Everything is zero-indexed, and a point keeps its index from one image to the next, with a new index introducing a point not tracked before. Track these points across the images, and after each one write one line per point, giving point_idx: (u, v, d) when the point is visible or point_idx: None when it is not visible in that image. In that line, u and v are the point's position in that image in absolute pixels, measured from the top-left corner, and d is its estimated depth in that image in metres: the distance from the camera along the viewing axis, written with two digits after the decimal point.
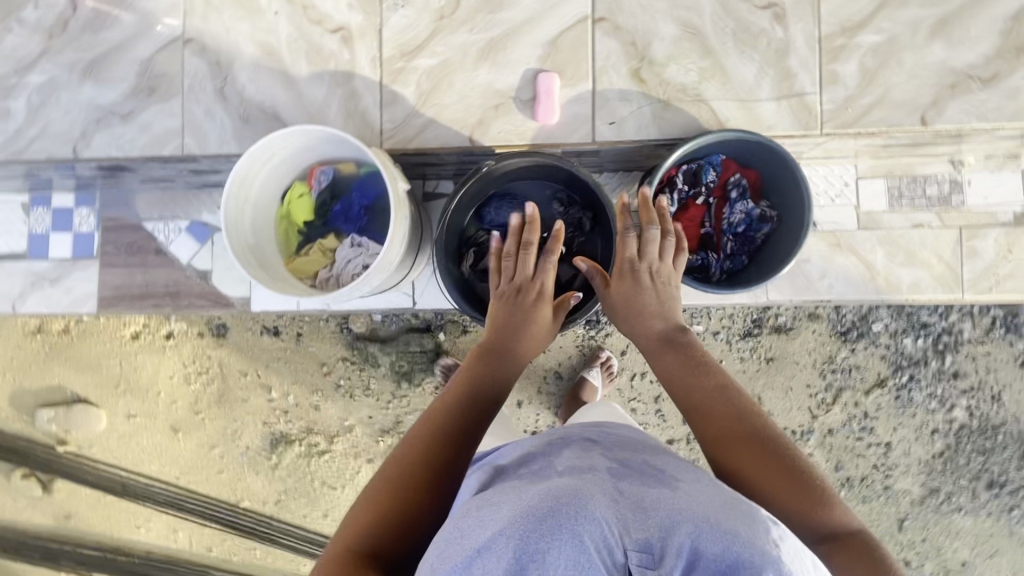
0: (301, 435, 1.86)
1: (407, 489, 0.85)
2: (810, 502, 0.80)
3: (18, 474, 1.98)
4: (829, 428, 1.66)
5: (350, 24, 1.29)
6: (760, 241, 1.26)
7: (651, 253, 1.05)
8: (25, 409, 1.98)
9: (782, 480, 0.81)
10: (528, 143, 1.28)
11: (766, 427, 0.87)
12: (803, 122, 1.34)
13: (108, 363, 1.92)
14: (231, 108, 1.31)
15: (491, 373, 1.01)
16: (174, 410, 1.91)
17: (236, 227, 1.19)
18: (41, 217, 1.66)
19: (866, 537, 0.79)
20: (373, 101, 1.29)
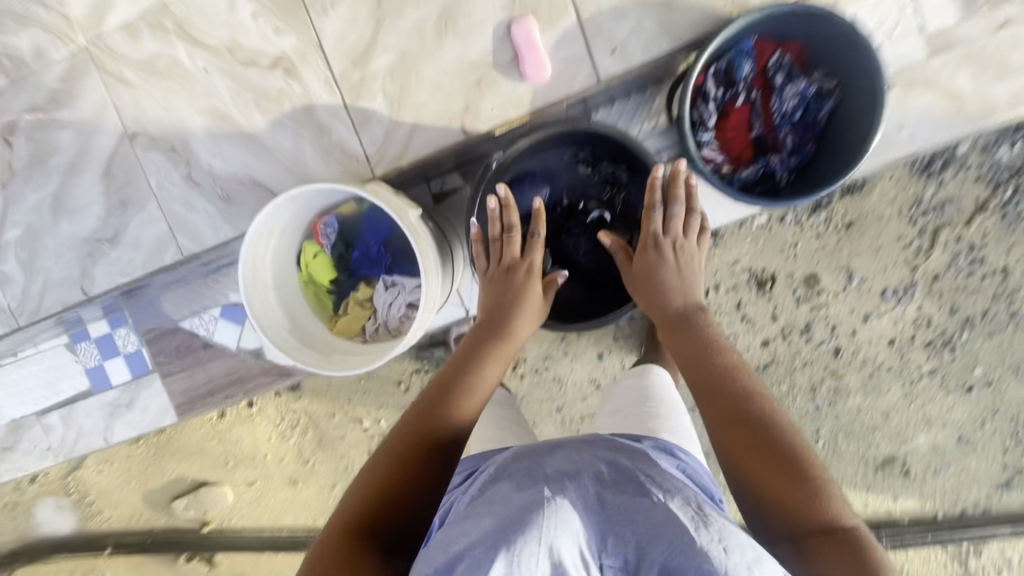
0: None
1: (393, 489, 0.80)
2: (806, 499, 0.77)
3: (182, 560, 2.07)
4: (934, 274, 1.50)
5: (287, 51, 1.11)
6: (824, 121, 1.07)
7: (677, 228, 1.02)
8: (160, 504, 2.06)
9: (785, 472, 0.79)
10: (527, 112, 1.10)
11: (777, 419, 0.84)
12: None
13: (210, 444, 1.96)
14: (207, 192, 1.20)
15: (473, 366, 0.93)
16: (285, 466, 1.96)
17: (269, 317, 1.10)
18: (89, 350, 1.67)
19: (856, 532, 0.76)
20: (345, 128, 1.13)
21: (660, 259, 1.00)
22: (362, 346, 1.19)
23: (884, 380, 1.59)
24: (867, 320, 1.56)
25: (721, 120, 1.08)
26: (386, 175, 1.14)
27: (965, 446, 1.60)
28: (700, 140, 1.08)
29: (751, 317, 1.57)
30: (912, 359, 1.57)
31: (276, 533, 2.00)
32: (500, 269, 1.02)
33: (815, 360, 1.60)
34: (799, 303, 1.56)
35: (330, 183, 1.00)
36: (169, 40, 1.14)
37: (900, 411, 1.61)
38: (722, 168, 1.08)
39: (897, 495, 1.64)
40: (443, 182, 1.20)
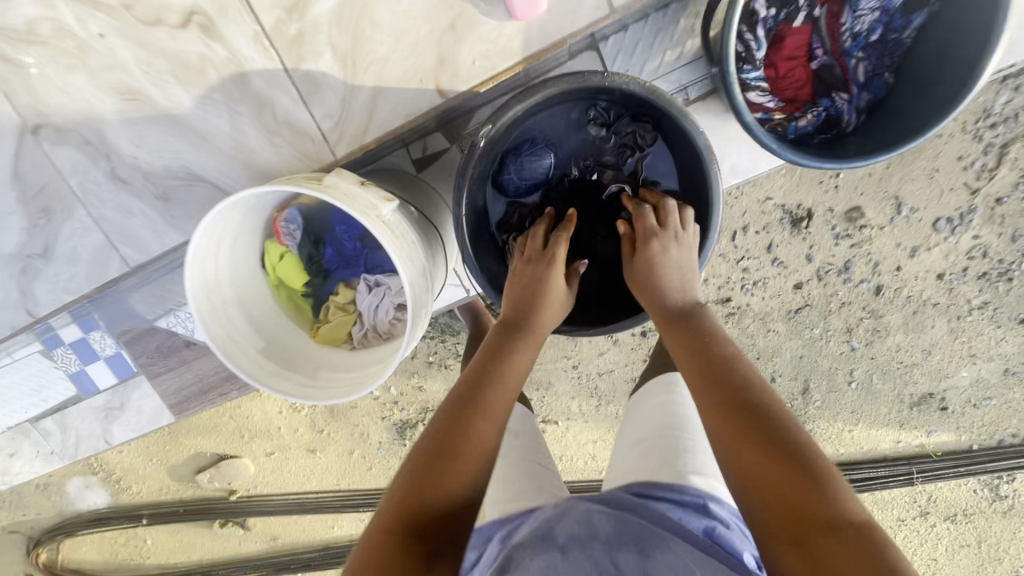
0: (421, 415, 1.81)
1: (424, 529, 0.64)
2: (823, 527, 0.57)
3: (217, 525, 2.03)
4: (998, 197, 1.32)
5: (199, 1, 0.84)
6: (909, 41, 0.81)
7: (673, 220, 0.82)
8: (183, 478, 2.00)
9: (793, 491, 0.60)
10: (521, 60, 0.87)
11: (784, 424, 0.64)
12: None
13: (223, 421, 1.88)
14: (141, 191, 0.99)
15: (499, 366, 0.76)
16: (301, 435, 1.90)
17: (236, 341, 0.94)
18: (67, 356, 1.52)
19: (878, 536, 0.55)
20: (290, 100, 0.89)
21: (654, 256, 0.80)
22: (352, 358, 1.03)
23: (928, 315, 1.45)
24: (914, 255, 1.38)
25: (772, 50, 0.83)
26: (349, 158, 0.93)
27: (1009, 376, 1.51)
28: (745, 79, 0.83)
29: (786, 261, 1.40)
30: (962, 294, 1.42)
31: (305, 495, 1.98)
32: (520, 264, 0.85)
33: (854, 300, 1.45)
34: (839, 242, 1.38)
35: (278, 184, 0.78)
36: None
37: (943, 346, 1.49)
38: (772, 115, 0.85)
39: (931, 430, 1.59)
40: (424, 145, 0.94)
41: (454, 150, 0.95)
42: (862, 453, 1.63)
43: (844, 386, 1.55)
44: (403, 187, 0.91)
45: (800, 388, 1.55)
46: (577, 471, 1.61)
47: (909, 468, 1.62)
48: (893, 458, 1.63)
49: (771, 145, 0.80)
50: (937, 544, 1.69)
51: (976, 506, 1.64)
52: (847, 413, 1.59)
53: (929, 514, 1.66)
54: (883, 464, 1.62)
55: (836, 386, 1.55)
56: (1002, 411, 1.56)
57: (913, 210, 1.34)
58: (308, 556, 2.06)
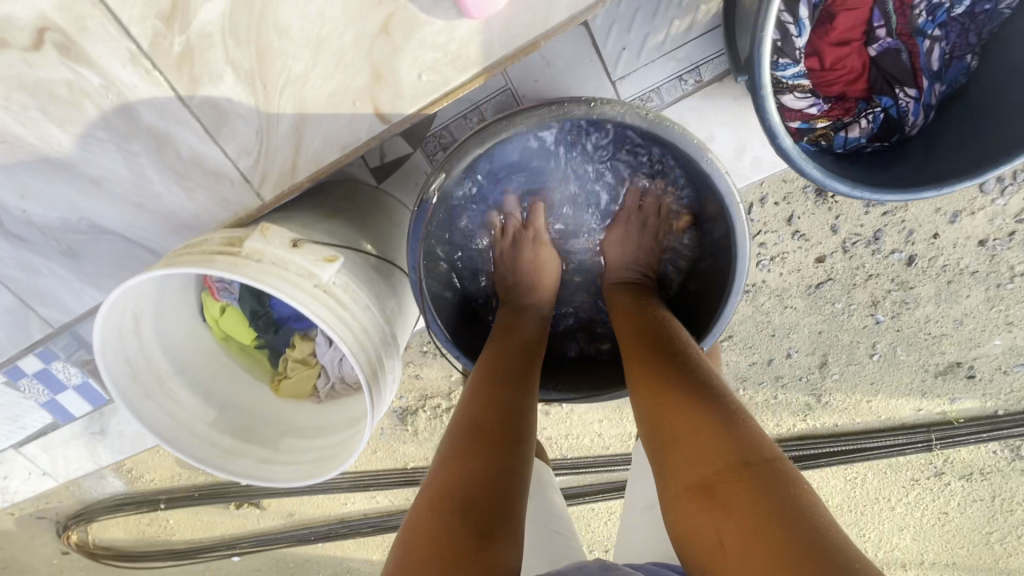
0: (420, 402, 1.57)
1: (480, 503, 0.50)
2: (737, 466, 0.46)
3: (234, 506, 1.78)
4: None
5: (49, 13, 0.63)
6: (1008, 12, 0.60)
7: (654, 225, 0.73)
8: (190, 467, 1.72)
9: (708, 437, 0.49)
10: (480, 71, 0.64)
11: (706, 374, 0.56)
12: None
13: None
14: (42, 246, 0.82)
15: (521, 337, 0.67)
16: None
17: (181, 422, 0.81)
18: (32, 386, 1.42)
19: (792, 476, 0.46)
20: (193, 132, 0.70)
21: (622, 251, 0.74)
22: (320, 416, 0.91)
23: (964, 284, 1.21)
24: (955, 220, 1.15)
25: (818, 32, 0.63)
26: (277, 203, 0.74)
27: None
28: (780, 77, 0.63)
29: (808, 233, 1.18)
30: (1005, 260, 1.19)
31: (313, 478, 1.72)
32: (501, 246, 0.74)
33: (882, 272, 1.21)
34: (869, 210, 1.15)
35: (182, 266, 0.62)
36: None
37: (977, 315, 1.26)
38: (815, 124, 0.65)
39: (954, 397, 1.38)
40: (381, 151, 0.84)
41: (416, 154, 0.84)
42: (879, 422, 1.45)
43: (864, 359, 1.34)
44: (355, 228, 0.77)
45: (817, 362, 1.35)
46: (583, 448, 1.52)
47: (927, 436, 1.42)
48: (911, 425, 1.44)
49: (815, 176, 0.61)
50: (950, 501, 1.53)
51: (994, 465, 1.45)
52: (866, 386, 1.39)
53: (944, 475, 1.48)
54: (899, 433, 1.43)
55: (856, 359, 1.35)
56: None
57: None
58: (327, 529, 1.82)
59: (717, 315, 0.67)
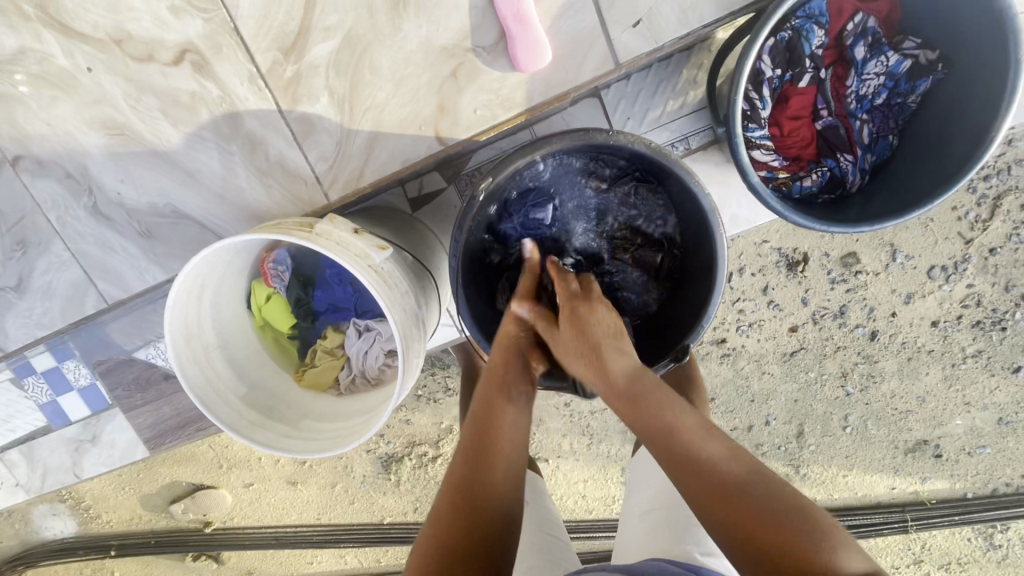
0: (407, 450, 1.55)
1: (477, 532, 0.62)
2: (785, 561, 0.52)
3: (190, 557, 1.69)
4: (991, 247, 1.25)
5: (193, 39, 0.83)
6: (914, 105, 0.81)
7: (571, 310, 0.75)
8: (156, 508, 1.66)
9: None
10: (522, 111, 0.83)
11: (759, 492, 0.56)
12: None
13: (200, 445, 1.54)
14: (123, 228, 0.95)
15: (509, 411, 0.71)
16: (282, 465, 1.59)
17: (217, 390, 0.88)
18: (38, 385, 1.32)
19: None
20: (284, 140, 0.86)
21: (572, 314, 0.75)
22: (338, 405, 0.98)
23: (922, 362, 1.34)
24: (908, 301, 1.29)
25: (777, 108, 0.83)
26: (343, 201, 0.90)
27: (1005, 426, 1.38)
28: (750, 137, 0.83)
29: (781, 301, 1.31)
30: (956, 342, 1.32)
31: (283, 529, 1.66)
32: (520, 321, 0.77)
33: (849, 346, 1.35)
34: (834, 286, 1.29)
35: (265, 233, 0.76)
36: (32, 29, 0.85)
37: (938, 393, 1.37)
38: (777, 174, 0.84)
39: (926, 478, 1.44)
40: (420, 184, 1.02)
41: (449, 189, 1.02)
42: (856, 500, 1.48)
43: (838, 431, 1.43)
44: (396, 232, 0.92)
45: (794, 432, 1.43)
46: (566, 511, 1.52)
47: (903, 515, 1.47)
48: (886, 505, 1.48)
49: (776, 207, 0.77)
50: None
51: (971, 555, 1.47)
52: (841, 459, 1.45)
53: (924, 563, 1.49)
54: (875, 512, 1.47)
55: (831, 431, 1.43)
56: (997, 460, 1.41)
57: (912, 255, 1.26)
58: None
59: (701, 316, 0.79)
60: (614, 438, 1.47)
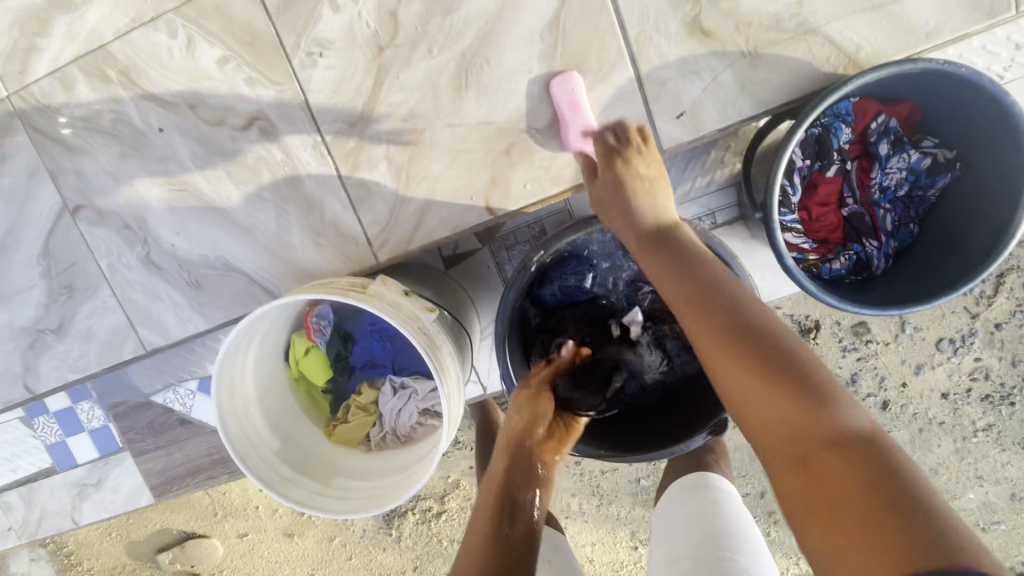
0: (410, 503, 1.49)
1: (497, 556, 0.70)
2: (810, 434, 0.50)
3: None
4: (996, 323, 1.28)
5: (265, 108, 0.88)
6: (934, 198, 0.87)
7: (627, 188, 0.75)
8: (143, 557, 1.59)
9: (752, 336, 0.57)
10: (570, 186, 0.88)
11: (799, 366, 0.54)
12: (989, 6, 0.79)
13: (198, 491, 1.50)
14: (171, 276, 0.98)
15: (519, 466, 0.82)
16: (278, 516, 1.53)
17: (253, 444, 0.88)
18: (47, 426, 1.24)
19: (875, 444, 0.48)
20: (340, 204, 0.91)
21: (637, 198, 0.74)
22: (368, 462, 0.97)
23: (933, 434, 1.36)
24: (919, 372, 1.32)
25: (805, 193, 0.89)
26: (391, 262, 0.94)
27: (1018, 503, 1.37)
28: (783, 220, 0.89)
29: None
30: (966, 415, 1.34)
31: None
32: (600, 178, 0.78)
33: None
34: (846, 354, 1.32)
35: (323, 293, 0.78)
36: (112, 91, 0.91)
37: (950, 466, 1.38)
38: (806, 255, 0.90)
39: None
40: (455, 245, 1.06)
41: (483, 250, 1.06)
42: None
43: None
44: (438, 293, 0.95)
45: None
46: None
47: None
48: None
49: (811, 288, 0.81)
50: None
51: None
52: None
53: None
54: None
55: None
56: (1012, 538, 1.39)
57: (921, 327, 1.30)
58: None
59: None
60: (625, 500, 1.43)
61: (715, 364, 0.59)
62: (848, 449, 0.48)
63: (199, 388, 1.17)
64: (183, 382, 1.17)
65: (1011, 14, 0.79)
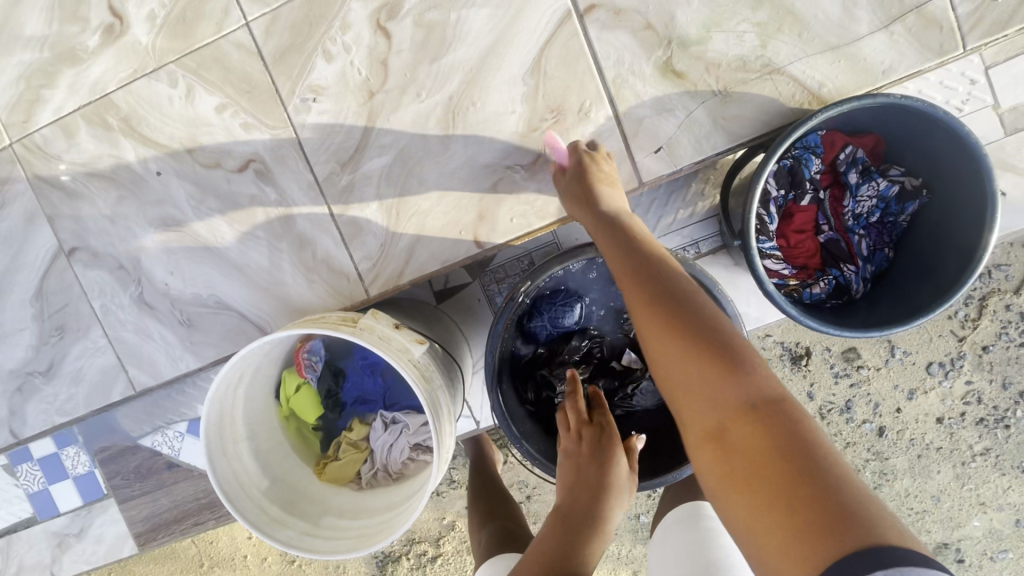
0: (405, 547, 1.44)
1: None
2: (727, 399, 0.56)
3: None
4: (983, 346, 1.30)
5: (260, 151, 0.92)
6: (905, 223, 0.90)
7: (589, 186, 0.80)
8: None
9: (678, 310, 0.62)
10: (555, 220, 0.91)
11: (721, 338, 0.60)
12: (938, 45, 0.85)
13: (185, 540, 1.45)
14: (164, 316, 0.99)
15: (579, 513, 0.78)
16: (267, 566, 1.47)
17: (241, 483, 0.87)
18: (30, 473, 1.20)
19: (780, 407, 0.54)
20: (332, 240, 0.93)
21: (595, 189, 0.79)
22: (359, 500, 0.95)
23: (933, 460, 1.35)
24: (912, 397, 1.33)
25: (782, 221, 0.92)
26: (382, 296, 0.95)
27: None
28: (762, 248, 0.92)
29: None
30: (963, 439, 1.33)
31: None
32: (568, 172, 0.83)
33: (858, 441, 1.36)
34: (838, 380, 1.33)
35: (312, 327, 0.79)
36: (113, 138, 0.94)
37: (953, 493, 1.35)
38: (787, 281, 0.92)
39: None
40: (446, 279, 1.08)
41: (473, 284, 1.08)
42: None
43: None
44: (427, 326, 0.95)
45: None
46: None
47: None
48: None
49: (792, 313, 0.82)
50: None
51: None
52: None
53: None
54: None
55: None
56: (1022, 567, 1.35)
57: (908, 351, 1.31)
58: None
59: None
60: (626, 538, 1.39)
61: (645, 333, 0.64)
62: (759, 415, 0.54)
63: (188, 430, 1.15)
64: (172, 424, 1.15)
65: (960, 51, 0.85)
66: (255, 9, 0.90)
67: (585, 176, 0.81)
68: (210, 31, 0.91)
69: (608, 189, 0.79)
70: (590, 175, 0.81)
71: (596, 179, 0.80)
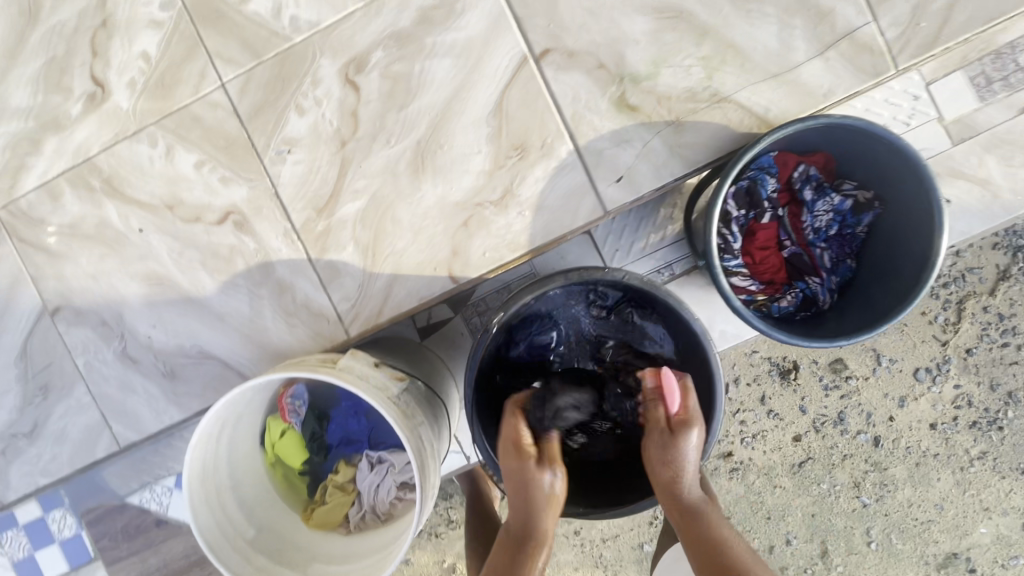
0: None
1: None
2: None
3: None
4: (965, 349, 1.31)
5: (238, 203, 0.95)
6: (863, 235, 0.93)
7: (667, 442, 0.76)
8: None
9: None
10: (527, 251, 0.93)
11: None
12: (873, 68, 0.91)
13: None
14: (147, 369, 1.00)
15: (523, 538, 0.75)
16: None
17: (225, 533, 0.86)
18: (14, 541, 1.16)
19: None
20: (311, 285, 0.95)
21: (676, 452, 0.75)
22: (346, 544, 0.94)
23: (931, 467, 1.34)
24: (903, 404, 1.33)
25: (746, 240, 0.96)
26: (363, 336, 0.97)
27: None
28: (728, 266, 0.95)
29: (780, 412, 1.34)
30: (959, 443, 1.33)
31: None
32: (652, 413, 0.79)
33: (854, 453, 1.35)
34: (829, 393, 1.33)
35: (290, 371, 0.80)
36: (96, 199, 0.98)
37: (956, 500, 1.34)
38: (756, 296, 0.96)
39: None
40: (428, 315, 1.09)
41: (456, 318, 1.10)
42: None
43: (863, 548, 1.36)
44: (409, 362, 0.97)
45: (818, 551, 1.36)
46: None
47: None
48: None
49: (761, 327, 0.84)
50: None
51: None
52: None
53: None
54: None
55: (856, 548, 1.36)
56: None
57: (892, 358, 1.33)
58: None
59: (707, 432, 0.81)
60: (631, 570, 1.36)
61: None
62: None
63: (177, 485, 1.12)
64: (160, 480, 1.12)
65: (892, 71, 0.92)
66: (230, 70, 0.95)
67: (662, 426, 0.78)
68: (188, 94, 0.95)
69: (691, 448, 0.75)
70: (672, 422, 0.77)
71: (678, 434, 0.76)
